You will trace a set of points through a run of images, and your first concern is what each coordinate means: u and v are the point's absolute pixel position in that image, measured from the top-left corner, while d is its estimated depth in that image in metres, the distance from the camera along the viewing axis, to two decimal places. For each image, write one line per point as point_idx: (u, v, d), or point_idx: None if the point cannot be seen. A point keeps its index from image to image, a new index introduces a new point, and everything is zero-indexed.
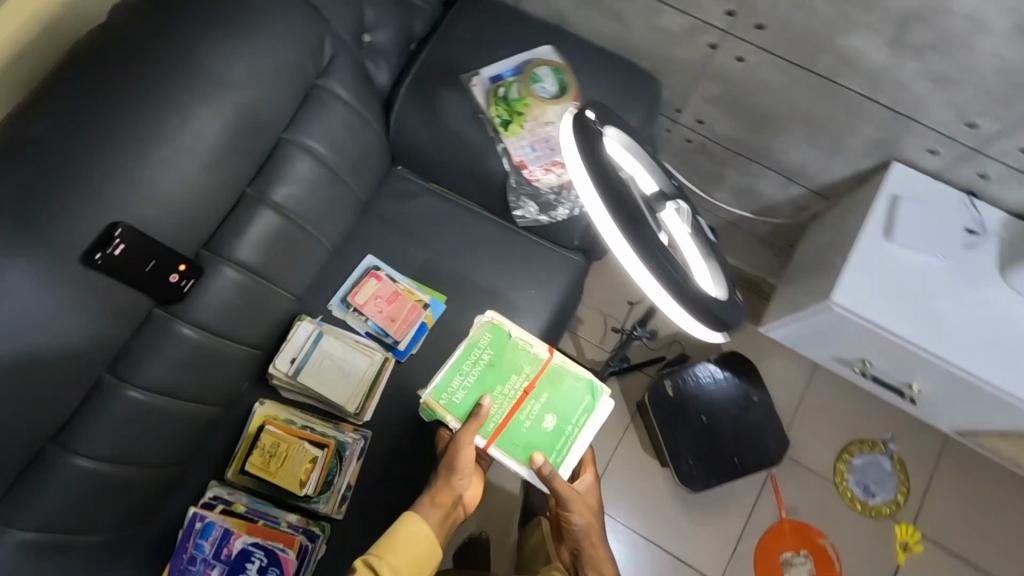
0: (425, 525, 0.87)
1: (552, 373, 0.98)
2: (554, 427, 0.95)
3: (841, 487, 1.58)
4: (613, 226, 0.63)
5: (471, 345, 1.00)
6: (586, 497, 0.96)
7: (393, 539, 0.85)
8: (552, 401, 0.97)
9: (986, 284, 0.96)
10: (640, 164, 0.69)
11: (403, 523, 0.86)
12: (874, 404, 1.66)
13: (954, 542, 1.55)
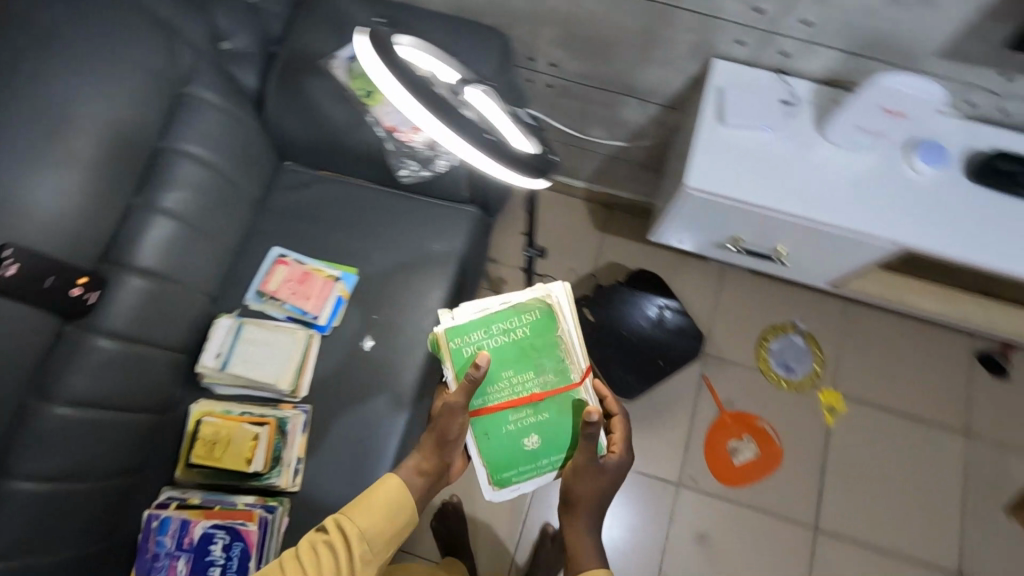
0: (404, 491, 0.93)
1: (566, 401, 1.06)
2: (529, 447, 1.05)
3: (765, 371, 1.75)
4: (423, 111, 0.60)
5: (516, 310, 1.07)
6: (608, 470, 1.00)
7: (367, 500, 0.91)
8: (546, 425, 1.05)
9: (807, 143, 1.12)
10: (434, 59, 0.66)
11: (382, 484, 0.93)
12: (779, 293, 1.83)
13: (869, 394, 1.74)
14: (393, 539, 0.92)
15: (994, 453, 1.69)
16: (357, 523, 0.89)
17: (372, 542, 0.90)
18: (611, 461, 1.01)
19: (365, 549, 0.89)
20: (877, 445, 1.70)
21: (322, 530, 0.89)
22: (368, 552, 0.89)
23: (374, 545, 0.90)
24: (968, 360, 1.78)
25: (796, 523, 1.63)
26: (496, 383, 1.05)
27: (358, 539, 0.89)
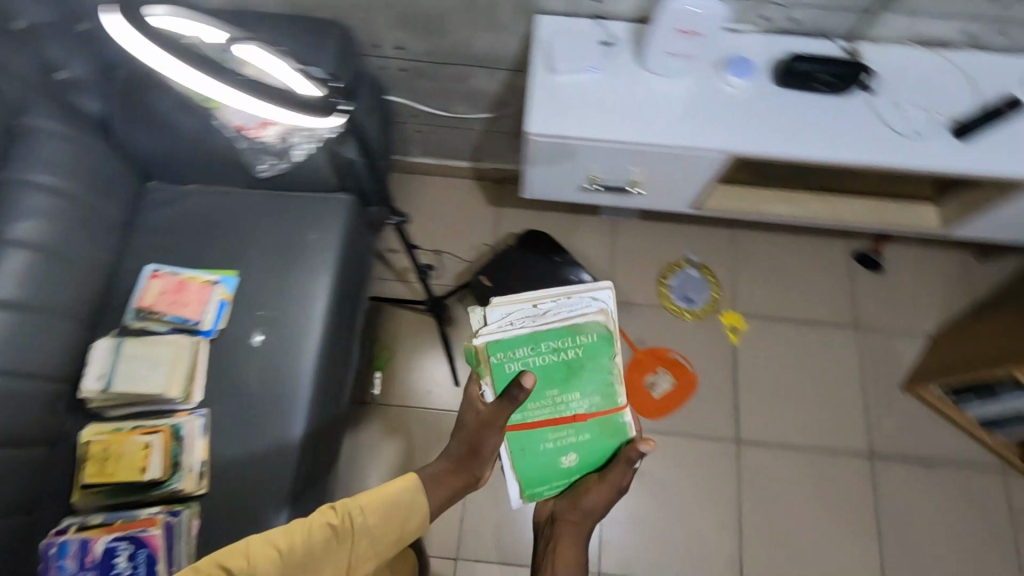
0: (419, 497, 1.07)
1: (608, 422, 1.15)
2: (564, 464, 1.16)
3: (668, 306, 1.85)
4: (191, 71, 0.64)
5: (572, 330, 1.13)
6: (620, 488, 1.11)
7: (385, 500, 1.04)
8: (585, 444, 1.15)
9: (630, 76, 1.21)
10: (196, 25, 0.69)
11: (402, 487, 1.07)
12: (670, 232, 1.95)
13: (765, 309, 1.86)
14: (399, 541, 1.04)
15: (882, 339, 1.84)
16: (371, 518, 1.02)
17: (380, 540, 1.02)
18: (626, 481, 1.11)
19: (370, 542, 1.01)
20: (780, 353, 1.81)
21: (333, 510, 1.01)
22: (371, 550, 1.01)
23: (378, 542, 1.02)
24: (847, 262, 1.93)
25: (719, 440, 1.72)
26: (539, 404, 1.14)
27: (367, 534, 1.01)
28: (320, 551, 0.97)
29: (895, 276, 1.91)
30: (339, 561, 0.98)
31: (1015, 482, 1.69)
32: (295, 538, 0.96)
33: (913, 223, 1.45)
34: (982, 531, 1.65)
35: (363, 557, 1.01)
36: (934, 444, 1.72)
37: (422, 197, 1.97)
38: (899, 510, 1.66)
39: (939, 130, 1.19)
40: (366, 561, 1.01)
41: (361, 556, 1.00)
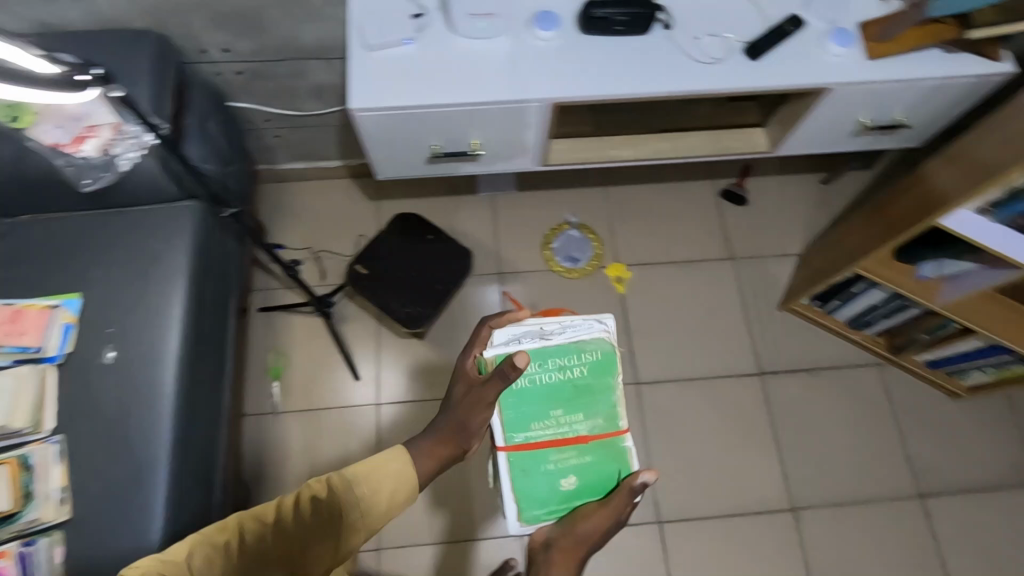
0: (406, 468, 1.01)
1: (613, 447, 1.07)
2: (564, 488, 1.06)
3: (555, 268, 1.91)
4: None
5: (578, 349, 1.08)
6: (621, 521, 1.01)
7: (372, 473, 1.00)
8: (587, 467, 1.07)
9: (444, 44, 1.27)
10: None
11: (389, 459, 1.01)
12: (548, 199, 2.02)
13: (646, 256, 1.95)
14: (391, 506, 1.00)
15: (757, 265, 1.96)
16: (359, 490, 0.98)
17: (370, 511, 0.99)
18: (626, 516, 1.03)
19: (360, 513, 0.99)
20: (665, 294, 1.90)
21: (322, 483, 0.99)
22: (360, 521, 0.99)
23: (368, 513, 0.99)
24: (715, 200, 2.05)
25: None
26: (541, 422, 1.07)
27: (357, 505, 0.98)
28: (307, 525, 0.96)
29: (760, 206, 2.04)
30: (328, 534, 0.97)
31: (889, 372, 1.84)
32: (282, 513, 0.96)
33: (745, 147, 1.56)
34: (867, 422, 1.79)
35: (352, 527, 0.99)
36: (813, 351, 1.85)
37: (300, 203, 1.97)
38: (791, 418, 1.78)
39: (736, 54, 1.29)
40: (357, 532, 0.99)
41: (351, 527, 0.99)
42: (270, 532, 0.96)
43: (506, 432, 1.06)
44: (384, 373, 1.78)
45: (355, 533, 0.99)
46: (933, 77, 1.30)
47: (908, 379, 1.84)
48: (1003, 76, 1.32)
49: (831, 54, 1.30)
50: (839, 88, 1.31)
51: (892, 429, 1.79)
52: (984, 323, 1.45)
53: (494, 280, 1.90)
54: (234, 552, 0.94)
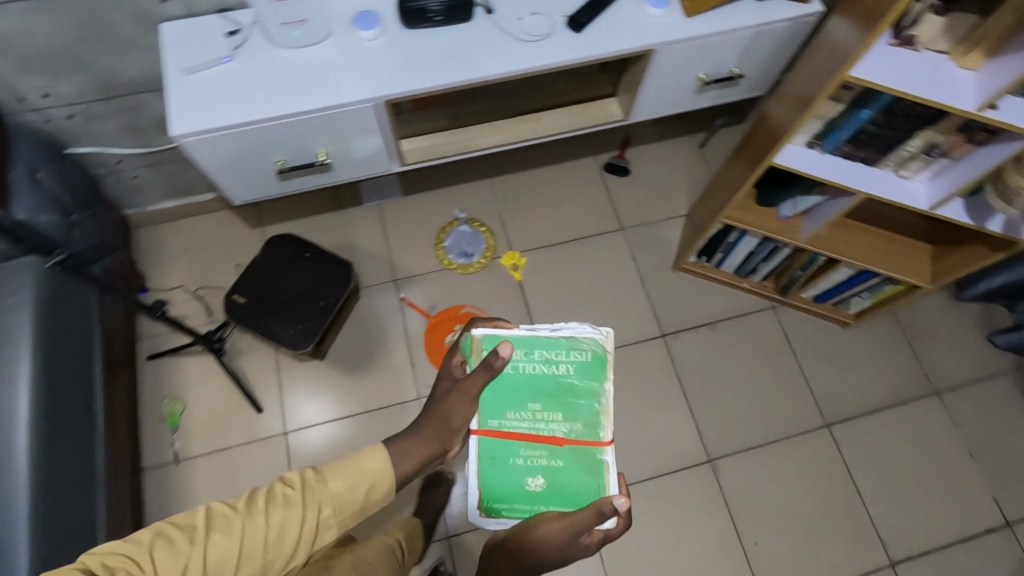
0: (384, 462, 0.93)
1: (588, 456, 1.04)
2: (530, 487, 1.05)
3: (450, 266, 1.91)
4: None
5: (568, 345, 1.05)
6: (577, 542, 0.94)
7: (350, 465, 0.91)
8: (556, 473, 1.04)
9: (265, 56, 1.25)
10: None
11: (369, 452, 0.93)
12: (436, 198, 2.01)
13: (540, 239, 1.97)
14: (364, 507, 0.91)
15: (648, 231, 2.00)
16: (337, 483, 0.89)
17: (344, 507, 0.90)
18: (586, 541, 0.94)
19: (336, 506, 0.89)
20: (562, 274, 1.93)
21: (298, 475, 0.90)
22: (333, 520, 0.89)
23: (343, 510, 0.90)
24: (600, 174, 2.08)
25: None
26: (518, 413, 1.05)
27: (332, 499, 0.89)
28: (277, 518, 0.85)
29: (644, 173, 2.09)
30: (297, 530, 0.85)
31: (784, 313, 1.91)
32: (251, 506, 0.85)
33: (600, 117, 1.59)
34: (769, 364, 1.86)
35: (322, 526, 0.88)
36: (711, 305, 1.91)
37: (179, 241, 1.90)
38: (698, 373, 1.83)
39: (558, 27, 1.31)
40: (327, 531, 0.89)
41: (321, 524, 0.88)
42: (234, 523, 0.84)
43: (481, 416, 1.05)
44: (289, 401, 1.73)
45: (324, 531, 0.89)
46: (748, 27, 1.36)
47: (802, 316, 1.91)
48: (812, 17, 1.39)
49: (650, 16, 1.34)
50: (663, 48, 1.35)
51: (794, 366, 1.86)
52: (842, 251, 1.54)
53: (390, 288, 1.88)
54: (197, 546, 0.81)
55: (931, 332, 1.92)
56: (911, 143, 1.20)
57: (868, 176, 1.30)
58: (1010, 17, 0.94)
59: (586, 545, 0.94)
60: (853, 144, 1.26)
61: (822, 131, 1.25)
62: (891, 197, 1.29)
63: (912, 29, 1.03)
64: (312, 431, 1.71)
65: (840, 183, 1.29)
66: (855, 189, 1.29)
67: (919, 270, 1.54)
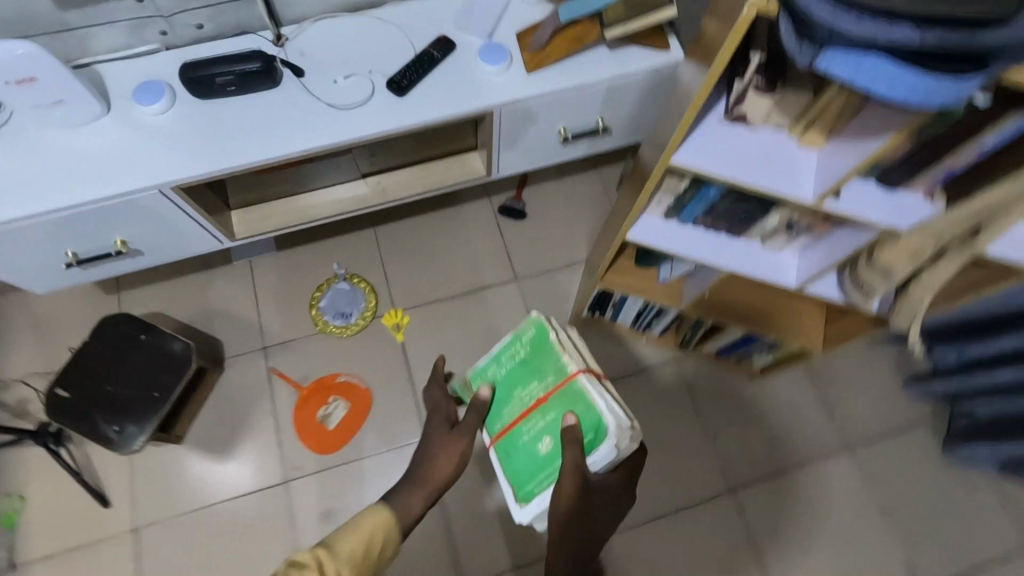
0: (380, 517, 1.06)
1: (569, 392, 1.06)
2: (547, 453, 1.07)
3: (325, 328, 1.75)
4: None
5: (513, 338, 1.17)
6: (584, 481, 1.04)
7: (355, 527, 1.02)
8: (552, 425, 1.07)
9: (30, 141, 1.08)
10: None
11: (368, 515, 1.05)
12: (313, 252, 1.85)
13: (426, 294, 1.82)
14: (375, 561, 1.01)
15: (545, 280, 1.86)
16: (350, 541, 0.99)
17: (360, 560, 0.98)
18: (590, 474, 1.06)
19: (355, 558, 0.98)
20: (449, 332, 1.79)
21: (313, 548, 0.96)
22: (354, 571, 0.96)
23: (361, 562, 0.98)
24: (495, 217, 1.93)
25: (407, 444, 1.67)
26: (509, 404, 1.14)
27: (352, 553, 0.97)
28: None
29: (543, 214, 1.94)
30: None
31: (688, 366, 1.78)
32: None
33: (459, 175, 1.44)
34: (671, 424, 1.73)
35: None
36: (609, 362, 1.78)
37: (24, 311, 1.73)
38: None
39: (374, 92, 1.15)
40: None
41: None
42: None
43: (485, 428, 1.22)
44: (141, 491, 1.58)
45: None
46: (599, 80, 1.20)
47: (707, 369, 1.78)
48: (674, 65, 1.24)
49: (485, 74, 1.18)
50: (503, 108, 1.19)
51: (698, 425, 1.73)
52: (729, 315, 1.39)
53: (259, 357, 1.72)
54: None
55: (845, 380, 1.80)
56: (769, 219, 1.06)
57: (732, 249, 1.16)
58: (841, 99, 0.79)
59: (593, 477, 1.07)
60: (711, 217, 1.12)
61: (674, 204, 1.11)
62: (757, 272, 1.15)
63: (741, 105, 0.88)
64: (166, 525, 1.56)
65: (701, 258, 1.15)
66: (718, 264, 1.15)
67: (812, 334, 1.39)
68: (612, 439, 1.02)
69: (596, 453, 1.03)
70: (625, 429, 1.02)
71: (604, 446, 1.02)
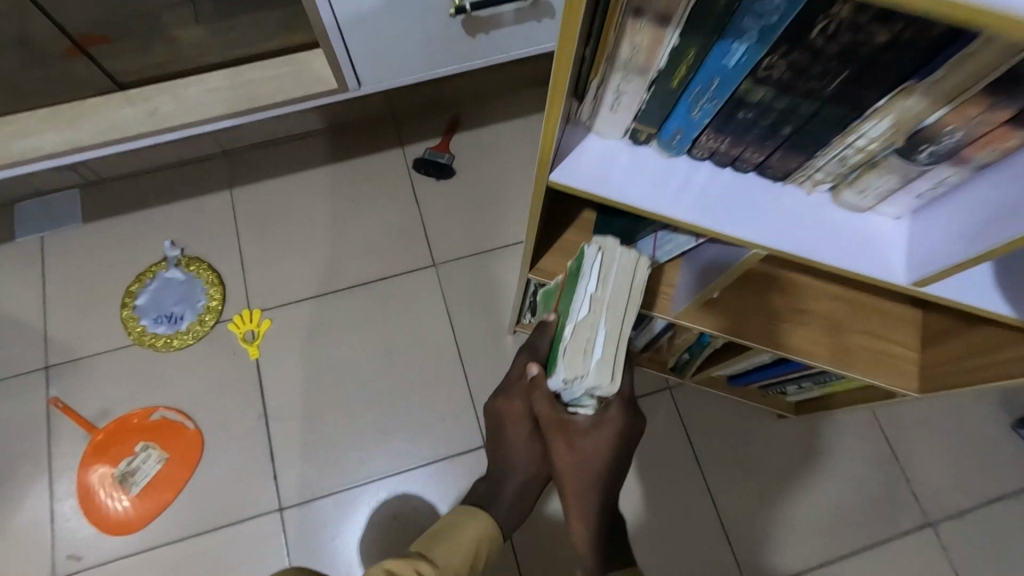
0: (491, 533, 0.72)
1: (574, 266, 0.62)
2: (560, 331, 0.62)
3: (141, 340, 1.17)
4: None
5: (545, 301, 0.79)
6: (603, 420, 0.63)
7: (453, 536, 0.69)
8: (562, 298, 0.64)
9: None
10: None
11: (468, 518, 0.72)
12: (135, 225, 1.26)
13: (299, 287, 1.24)
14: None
15: (476, 269, 1.27)
16: (447, 557, 0.66)
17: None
18: (607, 409, 0.63)
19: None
20: (329, 345, 1.20)
21: (409, 560, 0.64)
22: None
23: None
24: (410, 176, 1.33)
25: (249, 519, 1.09)
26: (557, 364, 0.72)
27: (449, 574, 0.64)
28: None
29: (481, 174, 1.34)
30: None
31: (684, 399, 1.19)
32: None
33: (289, 87, 0.83)
34: (657, 488, 1.14)
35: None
36: None
37: None
38: (535, 513, 1.12)
39: None
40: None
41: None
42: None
43: None
44: None
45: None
46: None
47: (712, 402, 1.20)
48: None
49: None
50: None
51: (696, 490, 1.15)
52: (753, 331, 0.83)
53: (36, 384, 1.15)
54: None
55: (917, 421, 1.21)
56: (863, 132, 0.47)
57: (765, 204, 0.56)
58: None
59: (617, 412, 0.63)
60: (729, 133, 0.51)
61: (649, 106, 0.51)
62: (814, 254, 0.55)
63: None
64: None
65: (702, 225, 0.55)
66: (735, 236, 0.55)
67: (895, 364, 0.81)
68: (592, 247, 0.59)
69: (583, 272, 0.59)
70: (613, 247, 0.58)
71: (592, 263, 0.58)
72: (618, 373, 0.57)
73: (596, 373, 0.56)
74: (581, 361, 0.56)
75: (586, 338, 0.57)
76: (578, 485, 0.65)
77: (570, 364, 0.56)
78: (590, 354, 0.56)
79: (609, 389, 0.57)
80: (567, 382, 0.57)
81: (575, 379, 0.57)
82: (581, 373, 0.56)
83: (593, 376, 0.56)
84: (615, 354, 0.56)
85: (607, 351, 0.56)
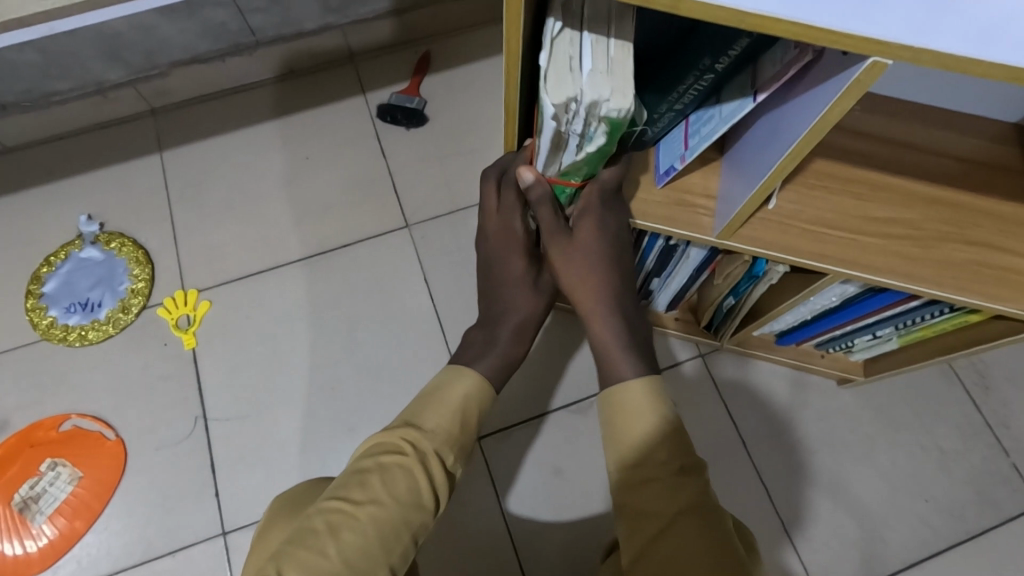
0: (485, 389, 0.60)
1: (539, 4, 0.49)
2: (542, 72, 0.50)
3: (49, 334, 0.95)
4: None
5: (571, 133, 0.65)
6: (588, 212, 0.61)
7: (439, 395, 0.58)
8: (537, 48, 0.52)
9: None
10: None
11: (454, 375, 0.60)
12: (43, 198, 1.04)
13: (243, 261, 1.02)
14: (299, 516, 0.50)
15: (460, 229, 1.05)
16: (437, 420, 0.55)
17: (439, 488, 0.53)
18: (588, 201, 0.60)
19: (439, 481, 0.53)
20: (282, 329, 0.98)
21: (396, 430, 0.54)
22: (446, 501, 0.54)
23: (428, 506, 0.51)
24: (376, 125, 1.11)
25: (184, 547, 0.87)
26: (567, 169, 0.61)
27: (439, 437, 0.55)
28: (329, 548, 0.46)
29: (461, 118, 1.11)
30: (355, 549, 0.47)
31: (720, 366, 0.97)
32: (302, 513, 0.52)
33: None
34: None
35: (397, 531, 0.49)
36: (576, 364, 0.96)
37: None
38: (543, 518, 0.89)
39: None
40: (396, 547, 0.49)
41: (391, 525, 0.49)
42: (283, 552, 0.46)
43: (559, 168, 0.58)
44: None
45: (384, 564, 0.48)
46: None
47: (755, 370, 0.98)
48: None
49: None
50: None
51: (745, 479, 0.93)
52: (822, 248, 0.60)
53: None
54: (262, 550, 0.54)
55: (1011, 380, 0.98)
56: None
57: None
58: None
59: (596, 200, 0.60)
60: None
61: None
62: (1000, 47, 0.33)
63: None
64: None
65: (808, 23, 0.34)
66: (863, 36, 0.34)
67: None
68: None
69: None
70: None
71: None
72: (622, 76, 0.44)
73: (592, 84, 0.44)
74: (569, 80, 0.45)
75: (569, 53, 0.45)
76: (579, 278, 0.62)
77: (558, 87, 0.45)
78: (579, 69, 0.45)
79: (615, 102, 0.44)
80: (561, 112, 0.46)
81: (570, 105, 0.46)
82: (573, 93, 0.45)
83: (588, 93, 0.44)
84: (612, 54, 0.44)
85: (597, 57, 0.45)
